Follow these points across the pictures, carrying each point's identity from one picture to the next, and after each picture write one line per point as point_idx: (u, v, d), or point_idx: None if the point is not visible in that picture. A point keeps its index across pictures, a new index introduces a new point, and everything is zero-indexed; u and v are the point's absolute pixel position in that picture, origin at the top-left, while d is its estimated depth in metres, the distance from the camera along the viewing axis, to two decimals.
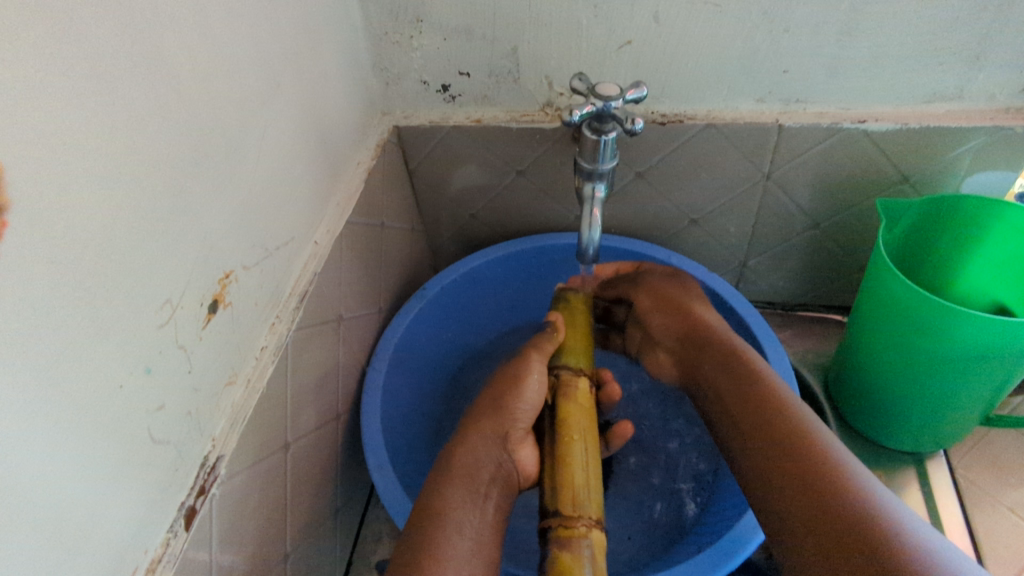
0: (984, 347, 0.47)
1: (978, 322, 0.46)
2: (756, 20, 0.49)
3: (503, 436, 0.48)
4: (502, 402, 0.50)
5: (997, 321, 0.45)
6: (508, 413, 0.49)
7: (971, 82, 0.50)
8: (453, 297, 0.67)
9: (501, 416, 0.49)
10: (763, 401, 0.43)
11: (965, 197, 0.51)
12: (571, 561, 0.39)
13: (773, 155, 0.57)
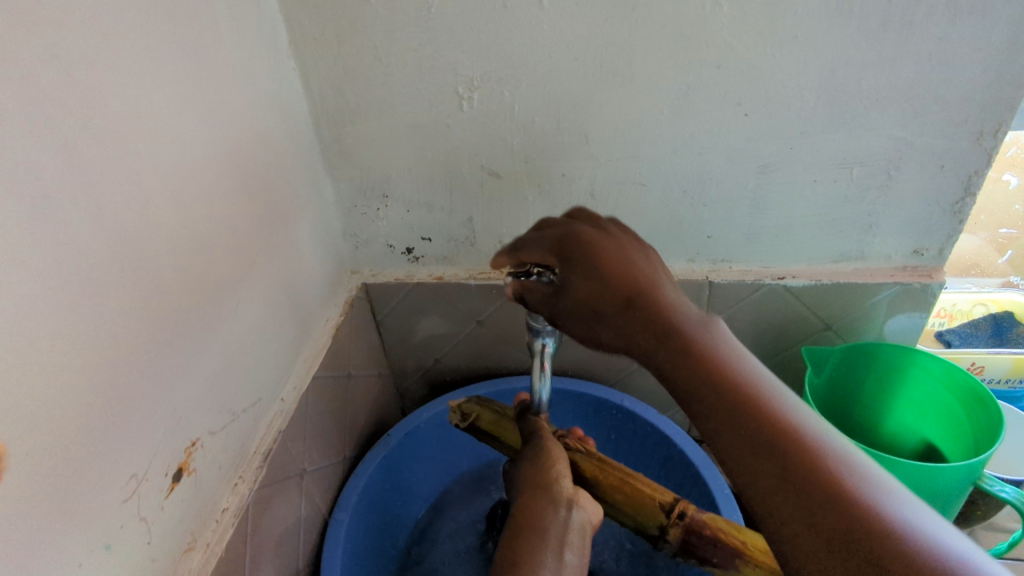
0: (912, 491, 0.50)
1: (902, 468, 0.49)
2: (678, 196, 0.57)
3: (566, 499, 0.46)
4: (540, 477, 0.47)
5: (918, 465, 0.48)
6: (558, 483, 0.47)
7: (869, 246, 0.57)
8: (419, 435, 0.69)
9: (551, 488, 0.46)
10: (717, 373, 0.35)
11: (880, 346, 0.56)
12: (712, 516, 0.49)
13: (708, 307, 0.63)
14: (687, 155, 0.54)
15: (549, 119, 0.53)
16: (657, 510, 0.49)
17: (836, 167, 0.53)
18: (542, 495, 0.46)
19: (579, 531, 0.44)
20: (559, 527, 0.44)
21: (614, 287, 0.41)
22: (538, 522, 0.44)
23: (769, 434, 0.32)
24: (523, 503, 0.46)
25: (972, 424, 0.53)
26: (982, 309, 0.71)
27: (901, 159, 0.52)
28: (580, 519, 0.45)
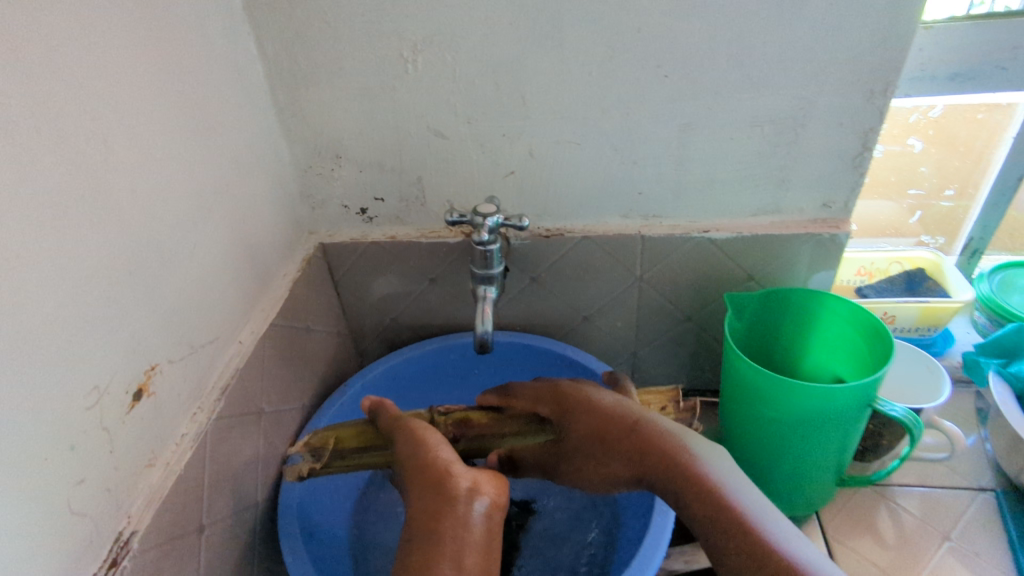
0: (819, 413, 0.55)
1: (807, 393, 0.54)
2: (611, 155, 0.61)
3: (462, 493, 0.46)
4: (433, 470, 0.48)
5: (823, 391, 0.53)
6: (452, 475, 0.47)
7: (783, 200, 0.63)
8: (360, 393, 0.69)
9: (442, 486, 0.46)
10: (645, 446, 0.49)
11: (792, 291, 0.61)
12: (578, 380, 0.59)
13: (641, 262, 0.67)
14: (615, 115, 0.59)
15: (487, 81, 0.58)
16: (536, 401, 0.57)
17: (748, 125, 0.58)
18: (438, 494, 0.46)
19: (481, 522, 0.45)
20: (458, 529, 0.44)
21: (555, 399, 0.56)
22: (437, 530, 0.44)
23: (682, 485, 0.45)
24: (420, 506, 0.46)
25: (872, 357, 0.59)
26: (897, 267, 0.78)
27: (805, 117, 0.57)
28: (478, 511, 0.45)
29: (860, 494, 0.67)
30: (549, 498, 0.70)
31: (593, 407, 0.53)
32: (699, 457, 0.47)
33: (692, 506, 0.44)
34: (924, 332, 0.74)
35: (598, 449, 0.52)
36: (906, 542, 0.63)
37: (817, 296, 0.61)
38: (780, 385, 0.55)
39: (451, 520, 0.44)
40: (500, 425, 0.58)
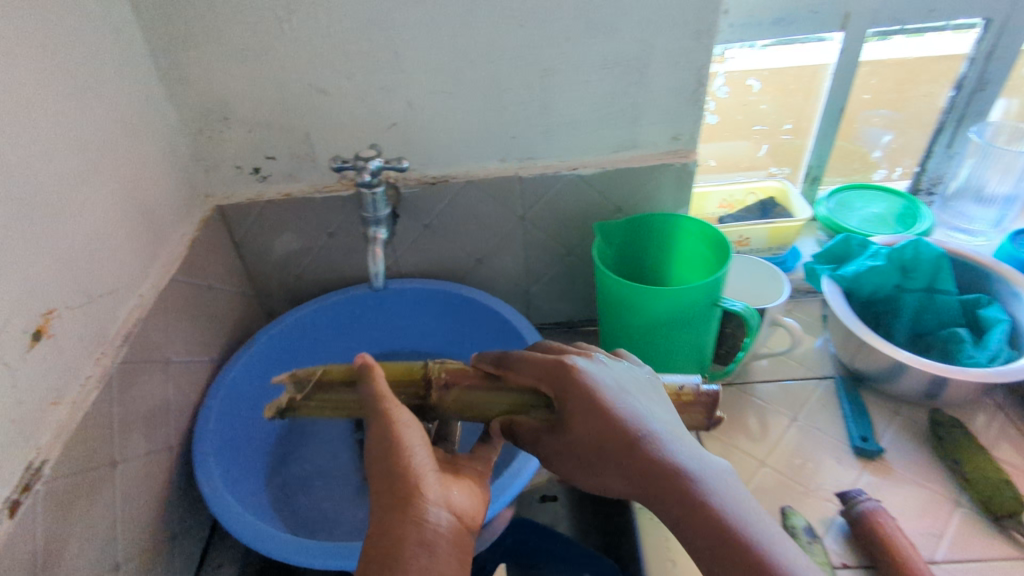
0: (672, 313, 0.64)
1: (660, 296, 0.62)
2: (482, 102, 0.67)
3: (429, 505, 0.38)
4: (401, 484, 0.38)
5: (671, 293, 0.62)
6: (417, 486, 0.38)
7: (639, 135, 0.70)
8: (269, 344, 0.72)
9: (407, 496, 0.38)
10: (649, 473, 0.40)
11: (649, 216, 0.69)
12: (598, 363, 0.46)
13: (521, 201, 0.74)
14: (482, 64, 0.65)
15: (361, 38, 0.63)
16: (535, 377, 0.44)
17: (600, 68, 0.65)
18: (399, 509, 0.37)
19: (451, 540, 0.37)
20: (422, 557, 0.36)
21: (553, 387, 0.44)
22: (396, 560, 0.35)
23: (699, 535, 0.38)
24: (379, 524, 0.37)
25: (718, 266, 0.67)
26: (753, 196, 0.89)
27: (647, 58, 0.64)
28: (446, 523, 0.37)
29: (725, 391, 0.76)
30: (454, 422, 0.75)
31: (593, 406, 0.42)
32: (723, 514, 0.38)
33: (708, 563, 0.38)
34: (776, 252, 0.85)
35: (588, 457, 0.42)
36: (761, 425, 0.72)
37: (672, 218, 0.69)
38: (635, 290, 0.63)
39: (416, 538, 0.36)
40: (495, 401, 0.46)
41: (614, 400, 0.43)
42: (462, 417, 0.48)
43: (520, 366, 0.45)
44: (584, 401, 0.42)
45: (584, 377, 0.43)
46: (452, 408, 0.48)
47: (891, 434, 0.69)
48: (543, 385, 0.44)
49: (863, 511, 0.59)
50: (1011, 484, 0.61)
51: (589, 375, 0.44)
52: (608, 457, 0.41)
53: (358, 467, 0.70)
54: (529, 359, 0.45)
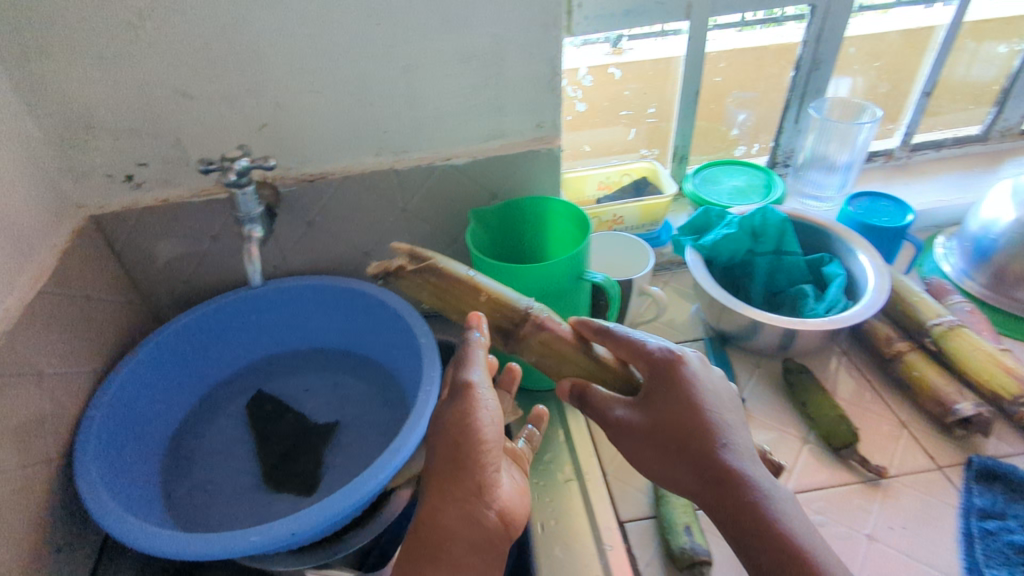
0: (542, 289, 0.68)
1: (528, 273, 0.66)
2: (350, 99, 0.70)
3: (487, 496, 0.48)
4: (469, 466, 0.49)
5: (537, 269, 0.65)
6: (481, 479, 0.49)
7: (505, 125, 0.74)
8: (155, 349, 0.69)
9: (472, 483, 0.49)
10: (718, 464, 0.50)
11: (520, 200, 0.73)
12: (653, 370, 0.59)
13: (400, 193, 0.77)
14: (344, 63, 0.67)
15: (220, 41, 0.64)
16: (640, 361, 0.56)
17: (458, 62, 0.68)
18: (461, 492, 0.48)
19: (497, 523, 0.48)
20: (474, 531, 0.48)
21: (659, 380, 0.54)
22: (452, 528, 0.48)
23: (749, 520, 0.49)
24: (447, 504, 0.48)
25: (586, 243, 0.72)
26: (628, 177, 0.95)
27: (501, 51, 0.68)
28: (496, 514, 0.48)
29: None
30: (348, 412, 0.75)
31: (688, 401, 0.52)
32: (778, 515, 0.48)
33: (760, 545, 0.48)
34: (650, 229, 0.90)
35: (671, 443, 0.52)
36: None
37: (540, 201, 0.73)
38: (510, 269, 0.67)
39: (467, 521, 0.48)
40: (574, 358, 0.60)
41: (712, 402, 0.53)
42: (536, 355, 0.62)
43: (638, 356, 0.56)
44: (683, 399, 0.53)
45: (690, 376, 0.54)
46: (529, 339, 0.61)
47: (752, 386, 0.76)
48: (653, 374, 0.55)
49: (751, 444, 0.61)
50: (847, 419, 0.68)
51: (693, 377, 0.54)
52: (688, 446, 0.51)
53: (255, 457, 0.71)
54: (639, 351, 0.56)
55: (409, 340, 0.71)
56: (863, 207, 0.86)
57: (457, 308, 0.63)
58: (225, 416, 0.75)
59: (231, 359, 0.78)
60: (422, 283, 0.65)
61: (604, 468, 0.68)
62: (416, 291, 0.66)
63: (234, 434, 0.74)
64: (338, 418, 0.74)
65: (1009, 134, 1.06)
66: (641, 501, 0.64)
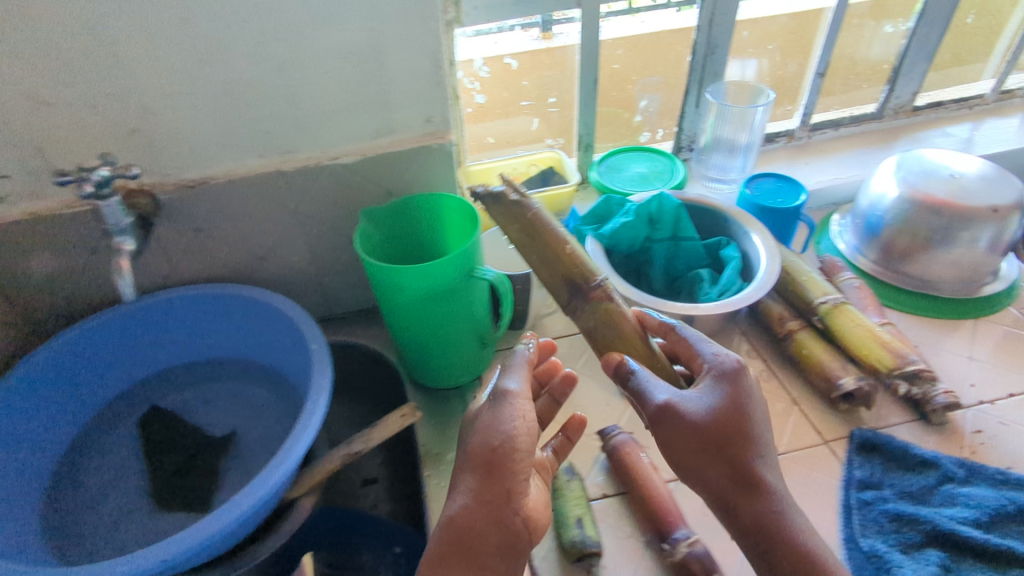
0: (431, 288, 0.66)
1: (413, 272, 0.64)
2: (225, 100, 0.66)
3: (517, 502, 0.49)
4: (503, 470, 0.48)
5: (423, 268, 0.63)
6: (514, 486, 0.49)
7: (393, 121, 0.72)
8: (24, 376, 0.64)
9: (505, 488, 0.49)
10: (750, 475, 0.51)
11: (410, 198, 0.71)
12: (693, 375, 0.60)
13: (290, 195, 0.74)
14: (214, 63, 0.63)
15: (72, 42, 0.59)
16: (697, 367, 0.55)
17: (336, 58, 0.66)
18: (493, 494, 0.48)
19: (525, 527, 0.49)
20: (505, 534, 0.48)
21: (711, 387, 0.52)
22: (482, 527, 0.48)
23: (767, 527, 0.51)
24: (480, 507, 0.49)
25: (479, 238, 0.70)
26: (535, 168, 0.94)
27: (380, 46, 0.66)
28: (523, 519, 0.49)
29: (512, 353, 0.81)
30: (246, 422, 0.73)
31: (736, 409, 0.51)
32: (797, 534, 0.50)
33: (771, 553, 0.50)
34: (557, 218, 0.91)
35: (711, 445, 0.51)
36: None
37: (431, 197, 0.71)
38: (394, 270, 0.64)
39: (498, 524, 0.48)
40: (632, 340, 0.62)
41: (760, 417, 0.52)
42: (597, 322, 0.65)
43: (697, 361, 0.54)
44: (735, 409, 0.51)
45: (747, 390, 0.52)
46: (605, 303, 0.65)
47: None
48: (712, 382, 0.52)
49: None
50: None
51: (743, 387, 0.52)
52: (728, 454, 0.51)
53: (147, 479, 0.68)
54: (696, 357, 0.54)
55: (300, 347, 0.69)
56: (758, 189, 0.88)
57: (553, 246, 0.68)
58: (115, 437, 0.71)
59: (121, 376, 0.73)
60: (514, 223, 0.69)
61: None
62: (505, 229, 0.70)
63: (127, 456, 0.70)
64: (235, 428, 0.72)
65: (902, 111, 1.10)
66: None
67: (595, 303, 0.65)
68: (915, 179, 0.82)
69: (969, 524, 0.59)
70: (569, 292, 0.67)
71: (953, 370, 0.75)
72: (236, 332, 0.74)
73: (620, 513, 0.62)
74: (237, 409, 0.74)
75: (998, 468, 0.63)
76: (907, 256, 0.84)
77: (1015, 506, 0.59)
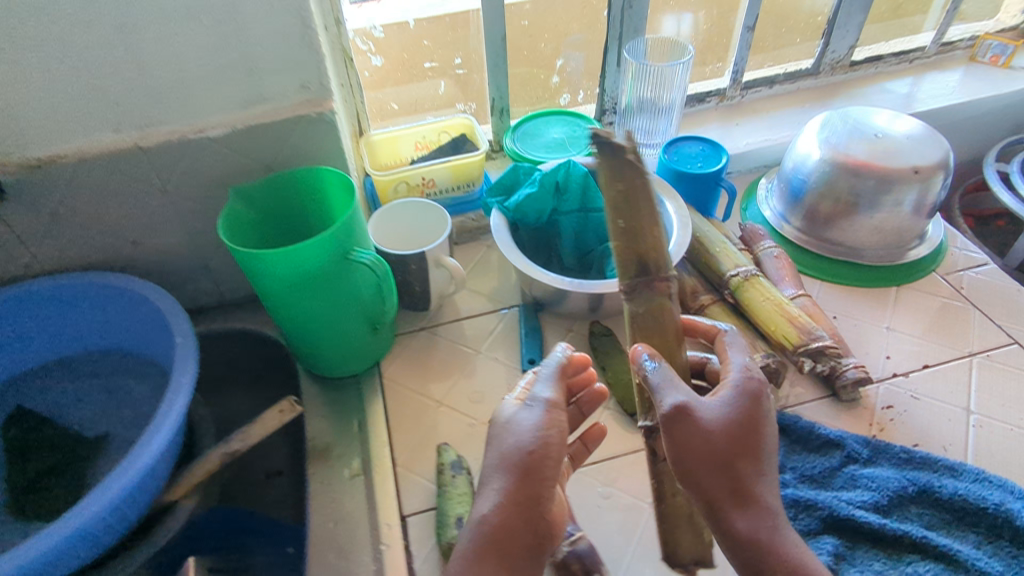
0: (293, 272, 0.59)
1: (268, 256, 0.57)
2: (61, 68, 0.58)
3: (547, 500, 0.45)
4: (535, 461, 0.45)
5: (280, 250, 0.56)
6: (545, 484, 0.45)
7: (264, 88, 0.65)
8: None
9: (539, 489, 0.45)
10: (753, 487, 0.45)
11: (280, 174, 0.64)
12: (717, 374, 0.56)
13: (155, 173, 0.67)
14: (39, 25, 0.55)
15: None
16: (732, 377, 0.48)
17: (186, 17, 0.58)
18: (531, 481, 0.44)
19: (549, 526, 0.45)
20: (529, 536, 0.44)
21: (729, 394, 0.47)
22: (506, 527, 0.44)
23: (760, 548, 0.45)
24: (513, 505, 0.44)
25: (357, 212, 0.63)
26: (446, 135, 0.87)
27: (235, 3, 0.59)
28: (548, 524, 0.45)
29: (416, 336, 0.77)
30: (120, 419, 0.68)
31: (750, 417, 0.46)
32: (788, 551, 0.45)
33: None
34: (467, 188, 0.85)
35: (723, 452, 0.44)
36: (443, 366, 0.73)
37: (302, 171, 0.64)
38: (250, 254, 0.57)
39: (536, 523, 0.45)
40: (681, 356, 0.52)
41: (771, 428, 0.47)
42: (660, 330, 0.50)
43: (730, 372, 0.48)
44: (750, 417, 0.46)
45: (763, 401, 0.48)
46: (672, 313, 0.50)
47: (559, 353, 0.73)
48: (733, 392, 0.47)
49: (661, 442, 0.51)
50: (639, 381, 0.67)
51: (760, 396, 0.47)
52: (738, 464, 0.45)
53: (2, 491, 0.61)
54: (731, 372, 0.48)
55: (168, 338, 0.64)
56: (677, 154, 0.82)
57: (643, 235, 0.48)
58: None
59: None
60: (618, 191, 0.46)
61: (395, 459, 0.65)
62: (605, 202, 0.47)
63: None
64: (106, 428, 0.67)
65: (839, 67, 1.05)
66: (429, 492, 0.62)
67: (666, 316, 0.50)
68: (836, 140, 0.78)
69: (867, 508, 0.56)
70: (632, 280, 0.49)
71: (870, 341, 0.72)
72: (103, 323, 0.68)
73: None
74: (108, 405, 0.68)
75: (904, 446, 0.61)
76: (831, 221, 0.80)
77: (915, 488, 0.57)
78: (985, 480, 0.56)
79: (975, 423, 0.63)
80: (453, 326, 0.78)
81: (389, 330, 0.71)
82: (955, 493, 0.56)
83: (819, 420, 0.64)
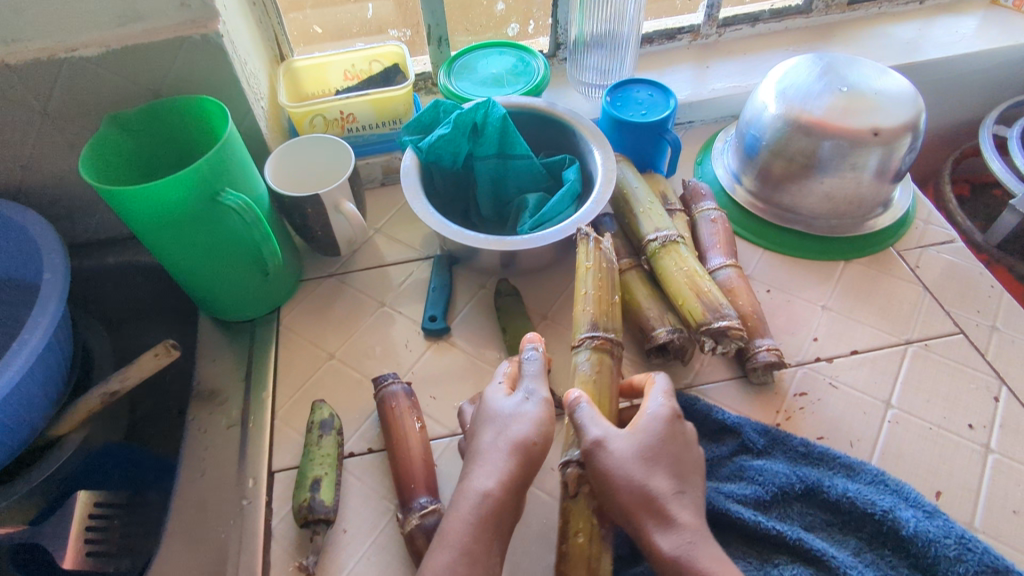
0: (157, 212, 0.54)
1: (125, 194, 0.52)
2: None
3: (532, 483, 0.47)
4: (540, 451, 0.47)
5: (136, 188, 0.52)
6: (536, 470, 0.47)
7: (137, 4, 0.58)
8: None
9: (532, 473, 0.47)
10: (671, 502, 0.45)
11: (158, 101, 0.59)
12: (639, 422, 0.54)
13: (30, 93, 0.62)
14: None
15: None
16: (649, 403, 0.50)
17: None
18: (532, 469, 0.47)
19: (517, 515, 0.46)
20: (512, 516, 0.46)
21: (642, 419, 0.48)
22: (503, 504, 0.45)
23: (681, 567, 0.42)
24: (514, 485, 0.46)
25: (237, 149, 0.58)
26: (378, 65, 0.79)
27: None
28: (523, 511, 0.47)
29: (323, 282, 0.73)
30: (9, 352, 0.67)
31: (662, 435, 0.47)
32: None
33: None
34: (392, 125, 0.77)
35: (635, 466, 0.45)
36: (345, 317, 0.70)
37: (181, 100, 0.59)
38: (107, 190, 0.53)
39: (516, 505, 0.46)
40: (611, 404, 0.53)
41: (691, 449, 0.48)
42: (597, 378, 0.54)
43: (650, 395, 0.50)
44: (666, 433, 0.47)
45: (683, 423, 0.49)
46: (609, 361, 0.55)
47: (463, 312, 0.69)
48: (649, 418, 0.47)
49: (573, 476, 0.48)
50: None
51: (676, 418, 0.48)
52: (651, 478, 0.45)
53: None
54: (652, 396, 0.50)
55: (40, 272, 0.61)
56: (621, 99, 0.74)
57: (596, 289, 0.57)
58: None
59: None
60: (586, 268, 0.58)
61: (275, 412, 0.63)
62: (576, 275, 0.59)
63: None
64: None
65: (835, 4, 0.93)
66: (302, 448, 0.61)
67: (606, 366, 0.54)
68: (797, 92, 0.69)
69: (746, 503, 0.52)
70: (585, 337, 0.56)
71: (797, 321, 0.66)
72: None
73: (378, 471, 0.58)
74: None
75: (805, 438, 0.56)
76: (782, 184, 0.73)
77: (801, 485, 0.52)
78: (881, 483, 0.52)
79: (891, 419, 0.58)
80: (363, 274, 0.75)
81: (280, 276, 0.68)
82: (843, 494, 0.51)
83: (722, 403, 0.60)
